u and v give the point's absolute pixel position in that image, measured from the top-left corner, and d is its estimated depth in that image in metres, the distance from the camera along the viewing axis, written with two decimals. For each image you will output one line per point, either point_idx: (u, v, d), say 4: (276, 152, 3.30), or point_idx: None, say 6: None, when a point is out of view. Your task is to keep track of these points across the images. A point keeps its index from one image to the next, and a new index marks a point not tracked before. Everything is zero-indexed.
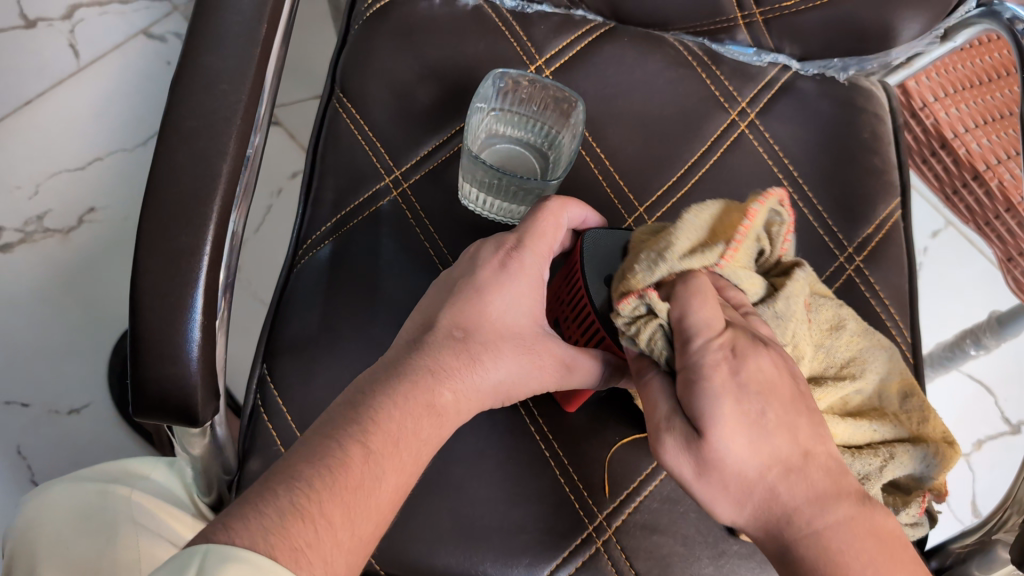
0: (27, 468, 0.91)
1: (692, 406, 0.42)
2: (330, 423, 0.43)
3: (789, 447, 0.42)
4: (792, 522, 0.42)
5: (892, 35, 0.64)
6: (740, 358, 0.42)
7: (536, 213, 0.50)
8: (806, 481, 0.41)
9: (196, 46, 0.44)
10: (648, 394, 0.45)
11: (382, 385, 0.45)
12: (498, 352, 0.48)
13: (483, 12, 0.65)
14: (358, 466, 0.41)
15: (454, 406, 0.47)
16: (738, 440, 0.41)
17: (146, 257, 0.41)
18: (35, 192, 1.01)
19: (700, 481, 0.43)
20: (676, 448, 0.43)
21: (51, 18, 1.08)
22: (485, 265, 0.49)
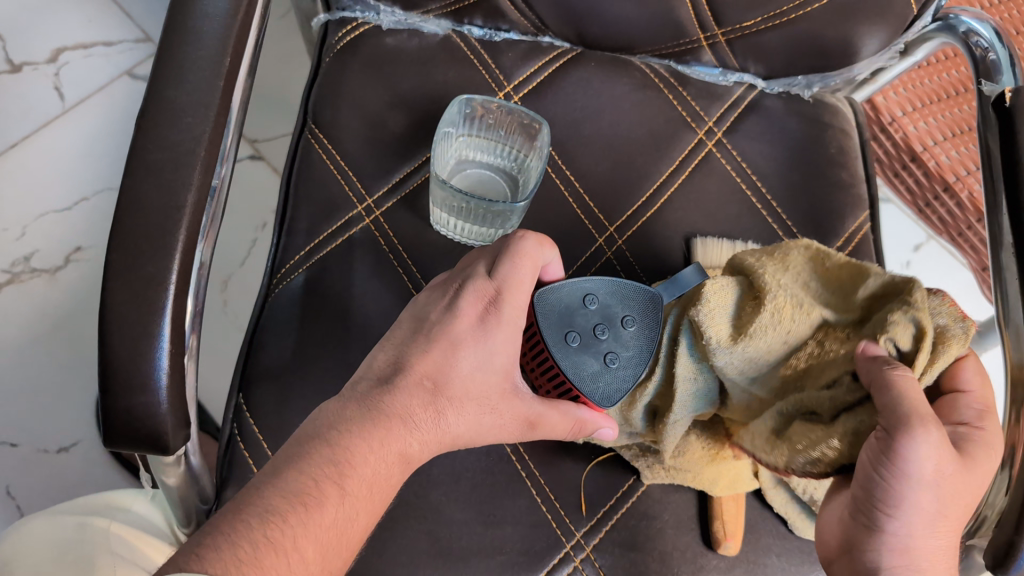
0: (17, 508, 0.91)
1: (911, 401, 0.42)
2: (301, 457, 0.43)
3: (954, 468, 0.43)
4: (918, 525, 0.43)
5: (853, 51, 0.65)
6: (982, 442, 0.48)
7: (512, 259, 0.50)
8: (943, 501, 0.44)
9: (160, 82, 0.45)
10: (895, 391, 0.43)
11: (354, 424, 0.45)
12: (463, 406, 0.48)
13: (451, 41, 0.66)
14: (331, 504, 0.42)
15: (418, 454, 0.47)
16: (937, 449, 0.42)
17: (114, 288, 0.42)
18: (22, 234, 1.02)
19: (935, 480, 0.42)
20: (940, 443, 0.42)
21: (36, 61, 1.09)
22: (462, 312, 0.49)
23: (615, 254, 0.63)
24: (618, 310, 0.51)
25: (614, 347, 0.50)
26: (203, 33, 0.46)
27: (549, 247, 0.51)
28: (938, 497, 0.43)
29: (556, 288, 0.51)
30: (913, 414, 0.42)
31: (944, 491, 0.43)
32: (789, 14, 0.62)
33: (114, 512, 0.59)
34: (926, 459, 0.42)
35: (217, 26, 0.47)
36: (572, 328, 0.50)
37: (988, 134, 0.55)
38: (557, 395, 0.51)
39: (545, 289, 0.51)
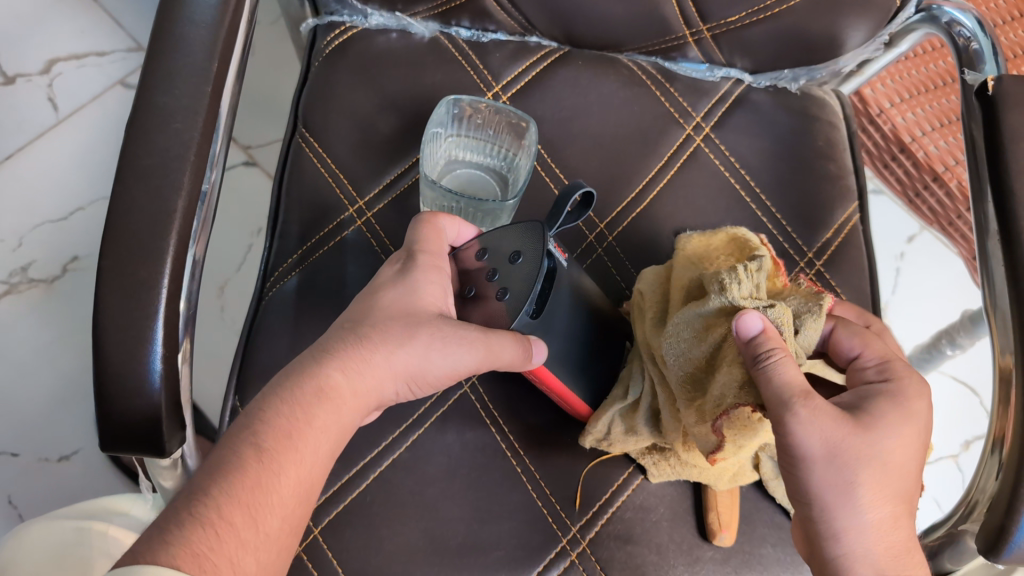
0: (18, 516, 0.92)
1: (778, 381, 0.44)
2: (224, 433, 0.43)
3: (857, 438, 0.44)
4: (834, 502, 0.44)
5: (838, 44, 0.65)
6: (904, 395, 0.47)
7: (423, 225, 0.52)
8: (866, 473, 0.44)
9: (149, 88, 0.45)
10: (775, 379, 0.44)
11: (272, 387, 0.45)
12: (391, 332, 0.47)
13: (439, 43, 0.66)
14: (250, 466, 0.41)
15: (351, 389, 0.46)
16: (816, 423, 0.44)
17: (106, 293, 0.42)
18: (19, 244, 1.02)
19: (827, 457, 0.44)
20: (811, 415, 0.44)
21: (29, 73, 1.10)
22: (384, 269, 0.51)
23: (605, 251, 0.64)
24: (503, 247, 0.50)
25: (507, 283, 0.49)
26: (191, 39, 0.47)
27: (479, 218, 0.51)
28: (846, 475, 0.44)
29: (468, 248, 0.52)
30: (785, 398, 0.44)
31: (844, 468, 0.44)
32: (772, 8, 0.62)
33: (112, 515, 0.60)
34: (800, 434, 0.44)
35: (204, 32, 0.47)
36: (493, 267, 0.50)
37: (972, 122, 0.56)
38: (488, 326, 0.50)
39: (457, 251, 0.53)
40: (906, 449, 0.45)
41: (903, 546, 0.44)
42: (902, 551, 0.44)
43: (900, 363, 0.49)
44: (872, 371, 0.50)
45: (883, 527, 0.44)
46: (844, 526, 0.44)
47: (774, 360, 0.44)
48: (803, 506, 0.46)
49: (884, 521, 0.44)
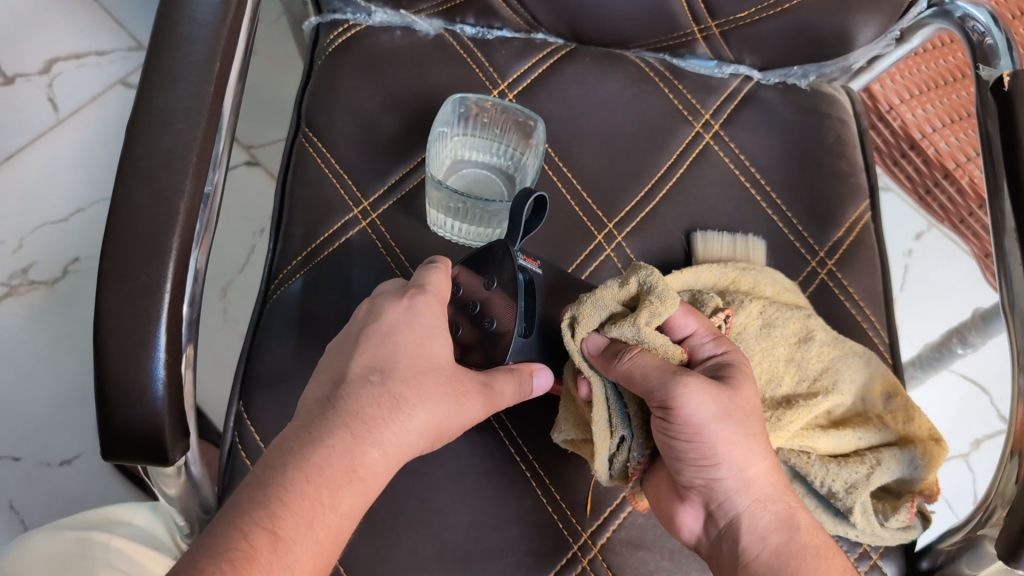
0: (20, 522, 0.91)
1: (642, 373, 0.46)
2: (236, 508, 0.40)
3: (737, 395, 0.47)
4: (735, 453, 0.47)
5: (849, 40, 0.64)
6: (744, 363, 0.50)
7: (428, 271, 0.51)
8: (749, 423, 0.47)
9: (150, 89, 0.44)
10: (637, 369, 0.46)
11: (292, 456, 0.42)
12: (420, 392, 0.46)
13: (444, 41, 0.65)
14: (265, 557, 0.38)
15: (381, 462, 0.44)
16: (700, 390, 0.46)
17: (107, 299, 0.41)
18: (20, 246, 1.01)
19: (719, 419, 0.46)
20: (696, 386, 0.46)
21: (29, 73, 1.09)
22: (388, 309, 0.49)
23: (615, 251, 0.62)
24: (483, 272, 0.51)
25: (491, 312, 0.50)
26: (192, 38, 0.46)
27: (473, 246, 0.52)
28: (727, 436, 0.47)
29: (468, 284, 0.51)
30: (665, 373, 0.46)
31: (733, 429, 0.47)
32: (781, 4, 0.61)
33: (115, 525, 0.59)
34: (694, 405, 0.46)
35: (206, 31, 0.46)
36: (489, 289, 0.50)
37: (988, 119, 0.55)
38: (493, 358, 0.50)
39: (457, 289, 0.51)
40: (762, 407, 0.49)
41: (782, 479, 0.49)
42: (783, 484, 0.49)
43: (726, 337, 0.51)
44: (710, 348, 0.50)
45: (757, 482, 0.48)
46: (739, 481, 0.48)
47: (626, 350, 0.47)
48: (702, 474, 0.48)
49: (765, 470, 0.48)
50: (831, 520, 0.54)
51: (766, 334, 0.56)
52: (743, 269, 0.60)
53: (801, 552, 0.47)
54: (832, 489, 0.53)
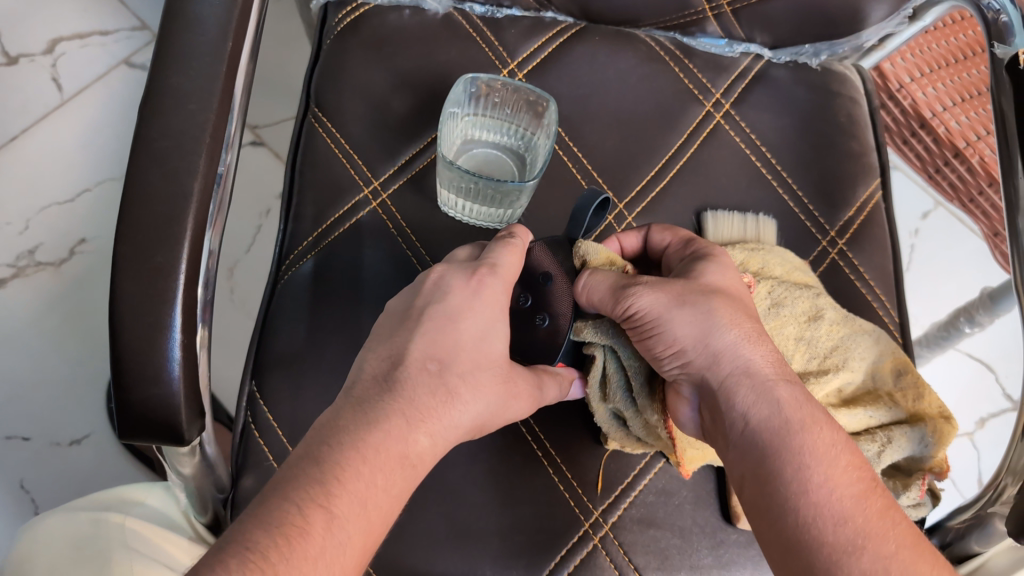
0: (31, 501, 0.92)
1: (602, 283, 0.49)
2: (289, 482, 0.39)
3: (693, 288, 0.49)
4: (704, 338, 0.47)
5: (861, 17, 0.64)
6: (715, 253, 0.52)
7: (508, 248, 0.49)
8: (715, 303, 0.48)
9: (162, 69, 0.44)
10: (593, 286, 0.50)
11: (348, 436, 0.41)
12: (475, 385, 0.45)
13: (453, 20, 0.65)
14: (318, 534, 0.37)
15: (429, 451, 0.43)
16: (650, 285, 0.48)
17: (123, 279, 0.41)
18: (25, 227, 1.01)
19: (674, 306, 0.48)
20: (647, 284, 0.48)
21: (32, 53, 1.08)
22: (457, 290, 0.47)
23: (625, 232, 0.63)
24: (542, 263, 0.52)
25: (544, 308, 0.51)
26: (204, 18, 0.46)
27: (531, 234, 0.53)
28: (691, 314, 0.47)
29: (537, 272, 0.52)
30: (628, 276, 0.49)
31: (695, 309, 0.48)
32: None
33: (129, 506, 0.60)
34: (642, 293, 0.48)
35: (217, 11, 0.46)
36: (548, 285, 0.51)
37: (1002, 96, 0.54)
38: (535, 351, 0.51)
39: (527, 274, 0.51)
40: (731, 286, 0.50)
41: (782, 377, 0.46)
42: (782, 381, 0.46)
43: (703, 239, 0.54)
44: (684, 250, 0.54)
45: (741, 353, 0.47)
46: (714, 350, 0.47)
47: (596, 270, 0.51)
48: (677, 363, 0.48)
49: (743, 338, 0.47)
50: None
51: (775, 314, 0.56)
52: (751, 252, 0.59)
53: (779, 417, 0.44)
54: None
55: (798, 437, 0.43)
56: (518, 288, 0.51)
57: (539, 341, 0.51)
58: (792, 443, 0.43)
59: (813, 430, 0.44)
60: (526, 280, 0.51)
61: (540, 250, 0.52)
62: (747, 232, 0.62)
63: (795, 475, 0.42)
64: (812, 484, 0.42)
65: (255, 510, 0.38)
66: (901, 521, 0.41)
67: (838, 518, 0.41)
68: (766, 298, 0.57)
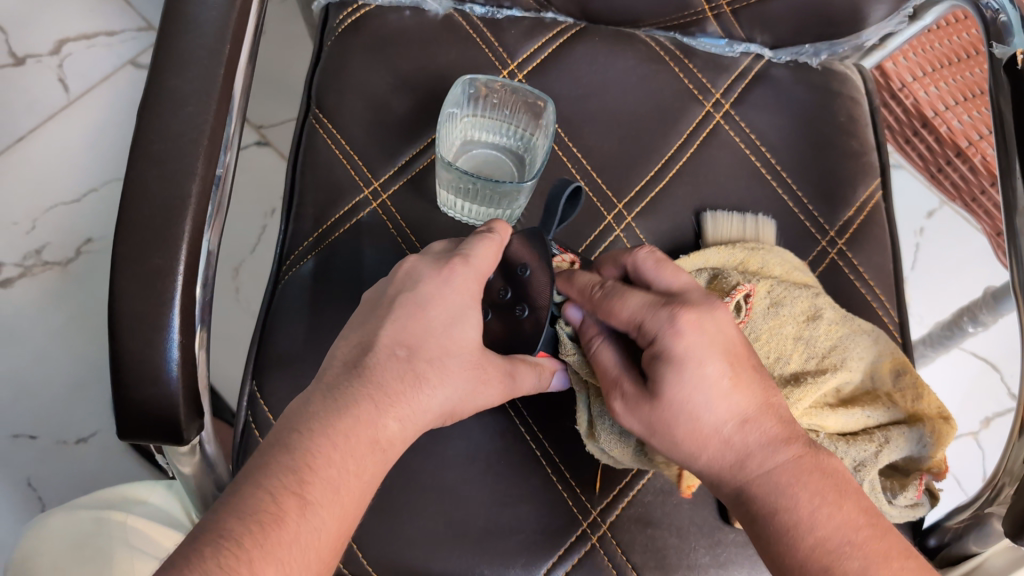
0: (38, 499, 0.93)
1: (599, 367, 0.49)
2: (261, 469, 0.40)
3: (664, 405, 0.46)
4: (688, 445, 0.46)
5: (861, 17, 0.64)
6: (673, 341, 0.45)
7: (483, 240, 0.49)
8: (683, 429, 0.46)
9: (160, 72, 0.45)
10: (599, 362, 0.49)
11: (318, 422, 0.42)
12: (444, 372, 0.45)
13: (453, 21, 0.65)
14: (293, 520, 0.38)
15: (400, 435, 0.44)
16: (629, 411, 0.47)
17: (122, 280, 0.42)
18: (32, 227, 1.02)
19: (652, 430, 0.47)
20: (626, 411, 0.47)
21: (39, 54, 1.09)
22: (426, 276, 0.47)
23: (625, 232, 0.63)
24: (520, 254, 0.51)
25: (524, 299, 0.50)
26: (202, 20, 0.46)
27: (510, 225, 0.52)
28: (666, 441, 0.46)
29: (516, 264, 0.51)
30: (608, 388, 0.48)
31: (665, 436, 0.46)
32: None
33: (132, 504, 0.60)
34: (625, 419, 0.48)
35: (216, 15, 0.46)
36: (525, 276, 0.50)
37: (1001, 98, 0.54)
38: (517, 341, 0.51)
39: (506, 265, 0.51)
40: (703, 390, 0.45)
41: (794, 470, 0.45)
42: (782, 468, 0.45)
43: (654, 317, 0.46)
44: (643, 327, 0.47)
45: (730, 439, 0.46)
46: (698, 465, 0.47)
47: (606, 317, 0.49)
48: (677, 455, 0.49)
49: (726, 435, 0.46)
50: None
51: (774, 313, 0.56)
52: (751, 251, 0.60)
53: (766, 511, 0.45)
54: (841, 466, 0.53)
55: (786, 519, 0.44)
56: (498, 280, 0.51)
57: (521, 333, 0.51)
58: (783, 530, 0.44)
59: (803, 500, 0.44)
60: (506, 272, 0.51)
61: (518, 243, 0.51)
62: (746, 234, 0.62)
63: (793, 556, 0.43)
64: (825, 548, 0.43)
65: (232, 498, 0.39)
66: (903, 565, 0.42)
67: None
68: (765, 298, 0.57)
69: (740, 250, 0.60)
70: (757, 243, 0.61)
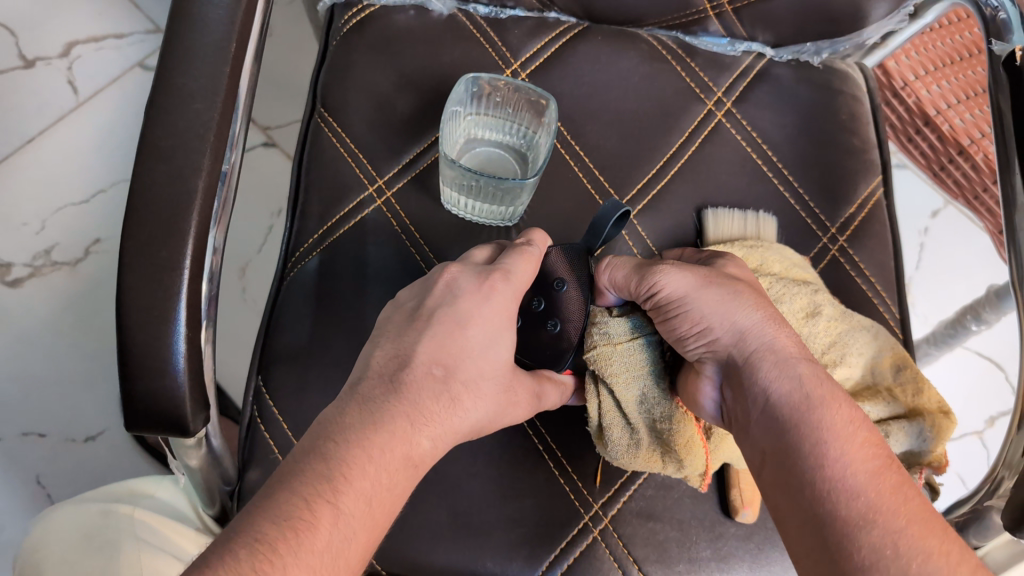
0: (46, 496, 0.94)
1: (623, 270, 0.52)
2: (294, 476, 0.39)
3: (720, 273, 0.50)
4: (738, 307, 0.48)
5: (862, 15, 0.64)
6: (735, 258, 0.54)
7: (522, 253, 0.50)
8: (737, 283, 0.50)
9: (169, 70, 0.45)
10: (620, 271, 0.52)
11: (354, 434, 0.41)
12: (478, 394, 0.46)
13: (457, 21, 0.66)
14: (326, 528, 0.37)
15: (430, 453, 0.44)
16: (679, 267, 0.50)
17: (130, 274, 0.43)
18: (41, 227, 1.03)
19: (702, 284, 0.49)
20: (678, 266, 0.50)
21: (49, 57, 1.10)
22: (467, 292, 0.48)
23: (627, 229, 0.63)
24: (557, 269, 0.53)
25: (555, 313, 0.52)
26: (209, 19, 0.47)
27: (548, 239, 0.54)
28: (717, 290, 0.49)
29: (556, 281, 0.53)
30: (643, 272, 0.51)
31: (716, 293, 0.49)
32: None
33: (139, 499, 0.61)
34: (667, 274, 0.50)
35: (223, 13, 0.47)
36: (562, 291, 0.52)
37: (1000, 94, 0.55)
38: (540, 357, 0.52)
39: (545, 278, 0.53)
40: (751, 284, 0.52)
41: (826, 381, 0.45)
42: (813, 376, 0.45)
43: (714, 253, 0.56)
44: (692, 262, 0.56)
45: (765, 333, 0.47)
46: (742, 326, 0.48)
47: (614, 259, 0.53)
48: (698, 341, 0.49)
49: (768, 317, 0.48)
50: None
51: (774, 310, 0.57)
52: (750, 248, 0.60)
53: (794, 414, 0.43)
54: None
55: (813, 419, 0.43)
56: (532, 291, 0.52)
57: (543, 346, 0.52)
58: (806, 431, 0.42)
59: (830, 411, 0.43)
60: (540, 285, 0.52)
61: (555, 256, 0.53)
62: (745, 233, 0.63)
63: (810, 467, 0.41)
64: (833, 465, 0.41)
65: (262, 502, 0.38)
66: (916, 496, 0.40)
67: (854, 493, 0.40)
68: (764, 295, 0.57)
69: (738, 247, 0.60)
70: (758, 241, 0.61)
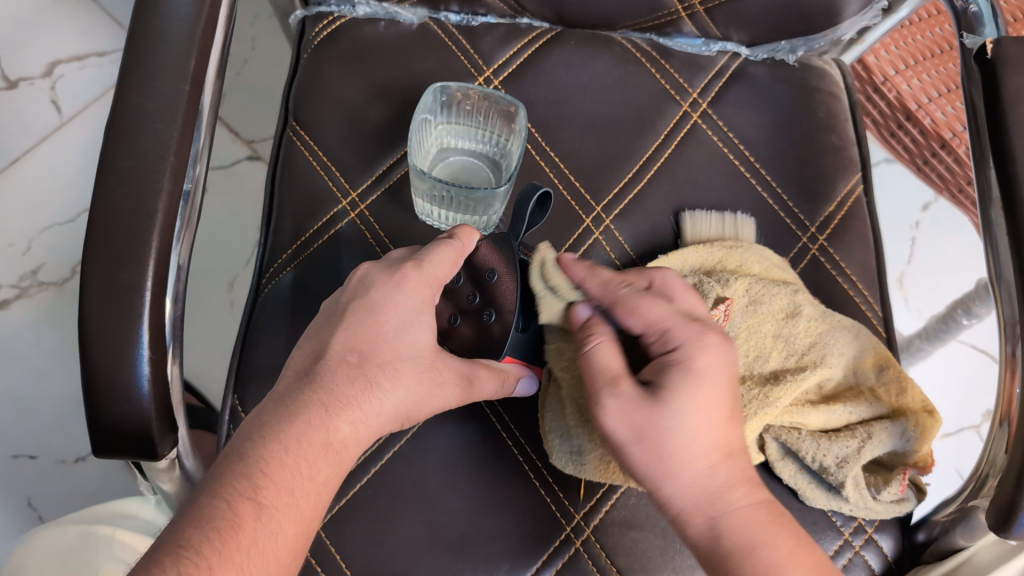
0: (38, 519, 0.93)
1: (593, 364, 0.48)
2: (217, 478, 0.41)
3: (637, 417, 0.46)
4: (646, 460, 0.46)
5: (836, 10, 0.64)
6: (689, 358, 0.47)
7: (440, 244, 0.49)
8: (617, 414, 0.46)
9: (127, 90, 0.45)
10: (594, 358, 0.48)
11: (268, 429, 0.42)
12: (397, 375, 0.46)
13: (429, 30, 0.65)
14: (251, 525, 0.39)
15: (353, 437, 0.45)
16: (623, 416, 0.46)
17: (90, 298, 0.42)
18: (28, 248, 1.03)
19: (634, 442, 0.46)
20: (618, 408, 0.46)
21: (32, 76, 1.10)
22: (377, 283, 0.48)
23: (604, 234, 0.62)
24: (487, 260, 0.51)
25: (492, 305, 0.51)
26: (167, 37, 0.46)
27: (477, 231, 0.52)
28: (629, 435, 0.46)
29: (489, 269, 0.51)
30: (597, 386, 0.47)
31: (653, 445, 0.46)
32: None
33: (121, 519, 0.61)
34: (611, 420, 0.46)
35: (181, 31, 0.47)
36: (495, 278, 0.51)
37: (972, 88, 0.54)
38: (479, 343, 0.51)
39: (476, 270, 0.51)
40: (699, 412, 0.46)
41: (765, 519, 0.45)
42: (766, 522, 0.45)
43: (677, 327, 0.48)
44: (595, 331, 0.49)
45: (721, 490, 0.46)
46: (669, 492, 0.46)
47: (637, 297, 0.49)
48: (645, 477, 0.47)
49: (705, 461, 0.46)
50: (825, 495, 0.54)
51: (752, 311, 0.56)
52: (730, 248, 0.60)
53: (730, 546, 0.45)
54: (823, 463, 0.53)
55: (746, 563, 0.44)
56: (466, 285, 0.51)
57: (490, 339, 0.51)
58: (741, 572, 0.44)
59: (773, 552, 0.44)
60: (473, 277, 0.51)
61: (485, 247, 0.51)
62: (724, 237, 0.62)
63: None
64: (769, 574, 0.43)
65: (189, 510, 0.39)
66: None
67: None
68: (743, 294, 0.57)
69: (716, 247, 0.60)
70: (739, 245, 0.60)
